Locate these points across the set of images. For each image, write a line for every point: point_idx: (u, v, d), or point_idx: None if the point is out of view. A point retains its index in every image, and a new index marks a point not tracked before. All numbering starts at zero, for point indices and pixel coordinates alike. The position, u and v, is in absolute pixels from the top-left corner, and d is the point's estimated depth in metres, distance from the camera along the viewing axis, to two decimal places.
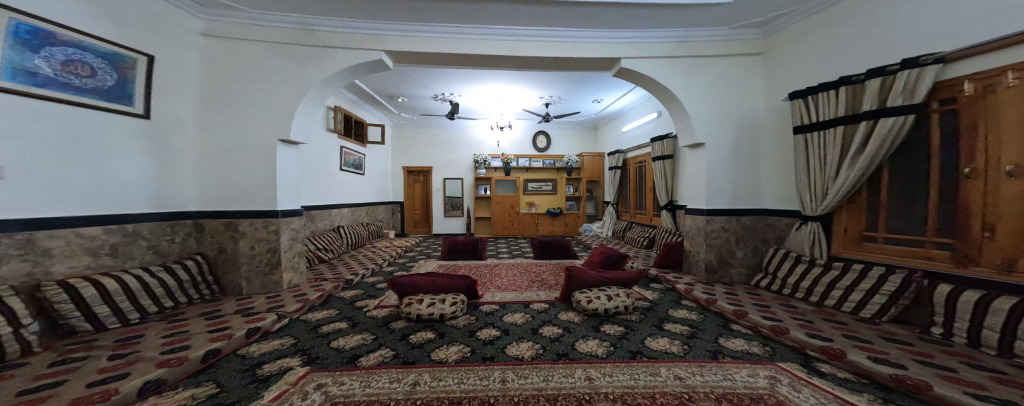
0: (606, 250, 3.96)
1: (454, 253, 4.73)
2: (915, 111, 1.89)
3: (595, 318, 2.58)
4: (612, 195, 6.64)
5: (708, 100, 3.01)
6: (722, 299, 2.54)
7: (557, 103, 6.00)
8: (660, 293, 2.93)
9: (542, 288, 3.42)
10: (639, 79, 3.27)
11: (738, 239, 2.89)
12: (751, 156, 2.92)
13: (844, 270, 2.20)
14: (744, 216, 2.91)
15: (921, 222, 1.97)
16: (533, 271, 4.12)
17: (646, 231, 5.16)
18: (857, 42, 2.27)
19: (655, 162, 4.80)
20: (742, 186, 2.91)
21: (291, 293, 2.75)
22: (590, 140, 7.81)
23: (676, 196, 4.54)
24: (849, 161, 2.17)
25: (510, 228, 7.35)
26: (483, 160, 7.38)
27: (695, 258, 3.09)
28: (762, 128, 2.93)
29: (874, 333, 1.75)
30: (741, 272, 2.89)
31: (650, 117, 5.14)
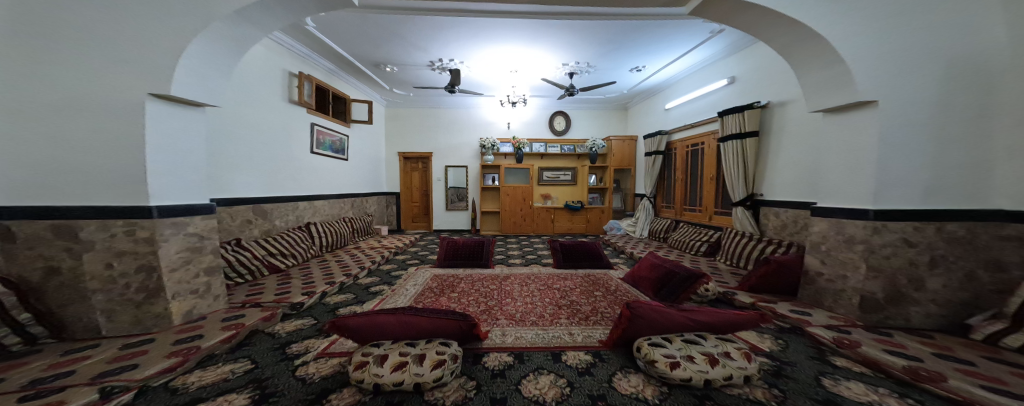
0: (664, 264, 2.84)
1: (451, 256, 3.65)
2: None
3: (684, 393, 1.51)
4: (648, 187, 5.45)
5: (900, 32, 1.87)
6: (960, 375, 1.44)
7: (585, 72, 4.79)
8: (781, 344, 1.92)
9: (575, 320, 2.31)
10: (735, 14, 2.02)
11: (934, 261, 1.93)
12: (972, 122, 1.89)
13: None
14: (955, 224, 1.92)
15: None
16: (557, 287, 3.00)
17: (701, 233, 4.01)
18: None
19: (725, 143, 3.69)
20: (948, 173, 1.92)
21: (174, 336, 1.65)
22: (618, 121, 6.59)
23: (758, 188, 3.48)
24: None
25: (521, 224, 6.20)
26: (492, 144, 6.19)
27: (834, 288, 2.14)
28: (992, 72, 1.86)
29: None
30: (932, 313, 1.92)
31: (717, 84, 3.95)
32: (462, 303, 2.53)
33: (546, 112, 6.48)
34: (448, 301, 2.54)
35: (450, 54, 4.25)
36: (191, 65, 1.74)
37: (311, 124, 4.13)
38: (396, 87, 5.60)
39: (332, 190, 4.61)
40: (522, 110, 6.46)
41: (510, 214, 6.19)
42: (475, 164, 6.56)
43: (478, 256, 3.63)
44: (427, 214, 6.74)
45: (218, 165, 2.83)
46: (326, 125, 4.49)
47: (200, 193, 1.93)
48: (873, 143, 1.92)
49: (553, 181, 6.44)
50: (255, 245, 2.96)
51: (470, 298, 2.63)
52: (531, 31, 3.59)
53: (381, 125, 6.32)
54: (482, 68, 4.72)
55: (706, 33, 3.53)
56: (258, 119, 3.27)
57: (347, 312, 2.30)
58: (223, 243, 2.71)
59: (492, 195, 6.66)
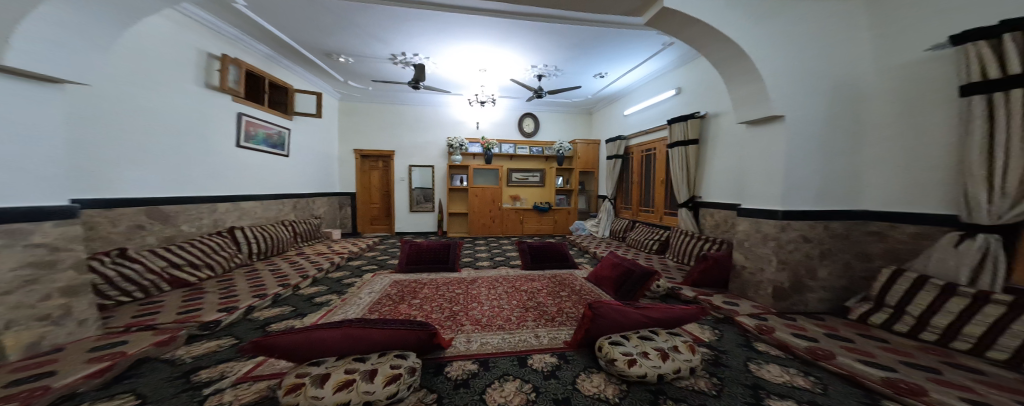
0: (623, 263, 2.94)
1: (411, 260, 3.47)
2: None
3: (641, 390, 1.55)
4: (609, 189, 5.69)
5: (799, 55, 2.20)
6: (844, 352, 1.68)
7: (554, 75, 4.88)
8: (718, 332, 2.10)
9: (541, 323, 2.29)
10: (682, 28, 2.19)
11: (823, 254, 2.27)
12: (850, 135, 2.26)
13: None
14: (836, 222, 2.28)
15: None
16: (524, 290, 2.96)
17: (655, 232, 4.27)
18: None
19: (673, 149, 3.94)
20: (834, 181, 2.27)
21: (11, 374, 1.32)
22: (583, 125, 6.80)
23: (699, 190, 3.78)
24: None
25: (490, 226, 6.12)
26: (460, 144, 6.06)
27: (753, 279, 2.43)
28: (867, 94, 2.24)
29: None
30: (823, 298, 2.27)
31: (667, 94, 4.24)
32: (423, 310, 2.40)
33: (515, 113, 6.49)
34: (404, 308, 2.40)
35: (414, 49, 4.07)
36: (36, 34, 1.42)
37: (238, 114, 3.68)
38: (352, 80, 5.25)
39: (266, 190, 4.15)
40: (492, 110, 6.41)
41: (478, 215, 6.09)
42: (441, 164, 6.38)
43: (442, 259, 3.49)
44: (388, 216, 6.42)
45: (93, 158, 2.35)
46: (259, 117, 4.04)
47: (53, 193, 1.59)
48: (782, 154, 2.21)
49: (521, 182, 6.44)
50: (151, 255, 2.52)
51: (433, 303, 2.52)
52: (501, 30, 3.52)
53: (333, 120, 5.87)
54: (451, 66, 4.59)
55: (657, 45, 3.78)
56: (159, 107, 2.81)
57: (283, 328, 2.07)
58: (95, 256, 2.21)
59: (459, 196, 6.51)
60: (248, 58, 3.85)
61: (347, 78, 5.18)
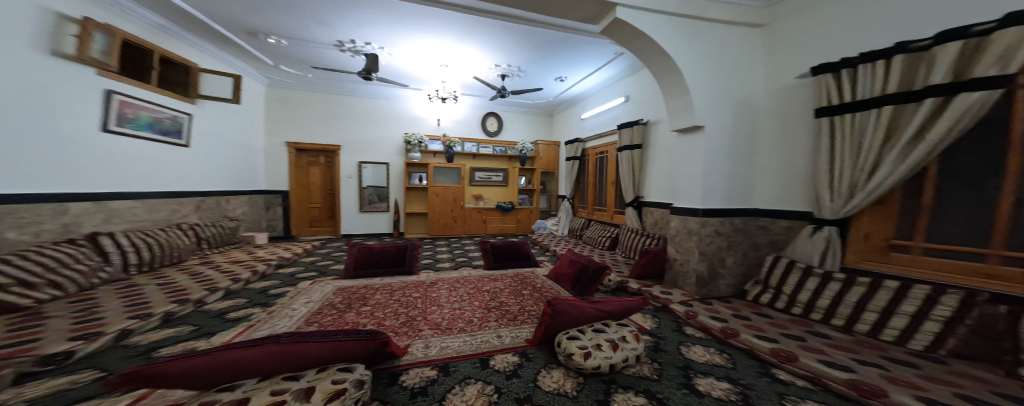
0: (580, 260, 3.07)
1: (364, 263, 3.25)
2: (1005, 85, 1.60)
3: (596, 381, 1.64)
4: (568, 189, 5.93)
5: (713, 75, 2.72)
6: (745, 329, 2.10)
7: (517, 75, 4.91)
8: (656, 320, 2.41)
9: (505, 323, 2.28)
10: (631, 39, 2.69)
11: (731, 245, 2.81)
12: (750, 145, 2.81)
13: (871, 288, 2.05)
14: (738, 218, 2.82)
15: (986, 231, 1.80)
16: (486, 290, 2.93)
17: (607, 230, 4.57)
18: (877, 8, 2.13)
19: (621, 152, 4.25)
20: (736, 183, 2.81)
21: None
22: (544, 127, 6.96)
23: (642, 191, 4.11)
24: (896, 156, 1.95)
25: (452, 226, 5.98)
26: (418, 141, 5.85)
27: (682, 269, 2.90)
28: (763, 112, 2.79)
29: (978, 386, 1.44)
30: (730, 283, 2.81)
31: (616, 101, 4.57)
32: (374, 316, 2.26)
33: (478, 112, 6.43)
34: (354, 316, 2.25)
35: (366, 37, 3.81)
36: None
37: (108, 91, 2.97)
38: (283, 64, 4.71)
39: (150, 188, 3.44)
40: (455, 108, 6.29)
41: (439, 215, 5.91)
42: (398, 162, 6.08)
43: (398, 261, 3.32)
44: (331, 217, 5.94)
45: None
46: (144, 100, 3.32)
47: None
48: (701, 156, 2.71)
49: (483, 181, 6.38)
50: None
51: (390, 307, 2.42)
52: (465, 25, 3.44)
53: (257, 109, 5.24)
54: (409, 58, 4.38)
55: (610, 53, 4.02)
56: None
57: (178, 351, 1.78)
58: None
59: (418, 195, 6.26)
60: (127, 27, 3.14)
61: (275, 62, 4.63)
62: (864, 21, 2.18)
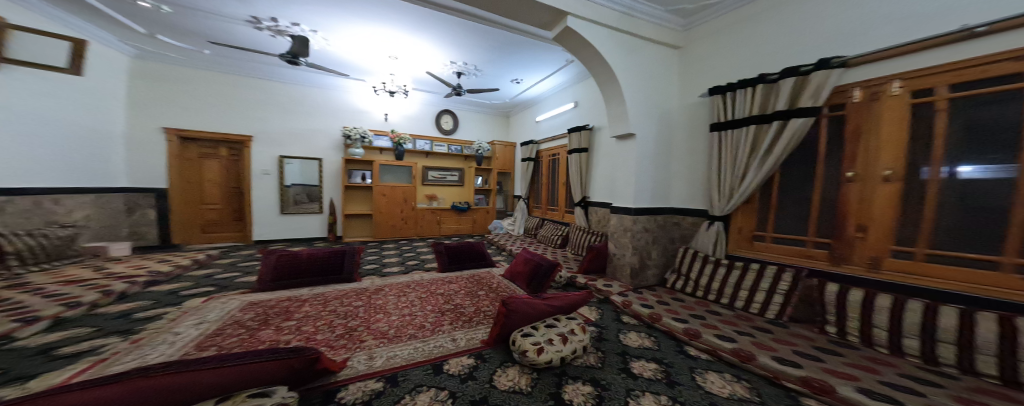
0: (534, 258, 3.15)
1: (293, 272, 2.88)
2: (813, 114, 2.21)
3: (549, 375, 1.70)
4: (523, 189, 6.03)
5: (642, 88, 3.06)
6: (665, 313, 2.43)
7: (473, 74, 4.86)
8: (600, 311, 2.62)
9: (458, 325, 2.24)
10: (581, 48, 2.89)
11: (654, 240, 3.16)
12: (667, 151, 3.19)
13: (744, 270, 2.56)
14: (661, 216, 3.20)
15: (805, 223, 2.39)
16: (440, 293, 2.84)
17: (559, 229, 4.77)
18: (757, 44, 2.63)
19: (571, 155, 4.49)
20: (658, 186, 3.17)
21: None
22: (501, 127, 6.99)
23: (589, 192, 4.35)
24: (756, 166, 2.51)
25: (401, 227, 5.67)
26: (362, 136, 5.41)
27: (619, 262, 3.21)
28: (677, 123, 3.22)
29: (806, 344, 1.94)
30: (656, 273, 3.18)
31: (567, 107, 4.82)
32: (304, 328, 2.07)
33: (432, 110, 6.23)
34: (274, 333, 1.99)
35: (294, 17, 3.41)
36: None
37: None
38: (161, 34, 3.84)
39: None
40: (406, 104, 5.98)
41: (387, 216, 5.56)
42: (334, 158, 5.58)
43: (337, 267, 3.05)
44: (236, 220, 5.16)
45: None
46: None
47: None
48: (632, 160, 3.06)
49: (437, 181, 6.17)
50: None
51: (323, 320, 2.20)
52: (419, 18, 3.30)
53: (116, 85, 4.19)
54: (348, 45, 4.02)
55: (562, 61, 4.21)
56: None
57: None
58: None
59: (363, 195, 5.83)
60: None
61: (151, 30, 3.75)
62: (743, 54, 2.72)
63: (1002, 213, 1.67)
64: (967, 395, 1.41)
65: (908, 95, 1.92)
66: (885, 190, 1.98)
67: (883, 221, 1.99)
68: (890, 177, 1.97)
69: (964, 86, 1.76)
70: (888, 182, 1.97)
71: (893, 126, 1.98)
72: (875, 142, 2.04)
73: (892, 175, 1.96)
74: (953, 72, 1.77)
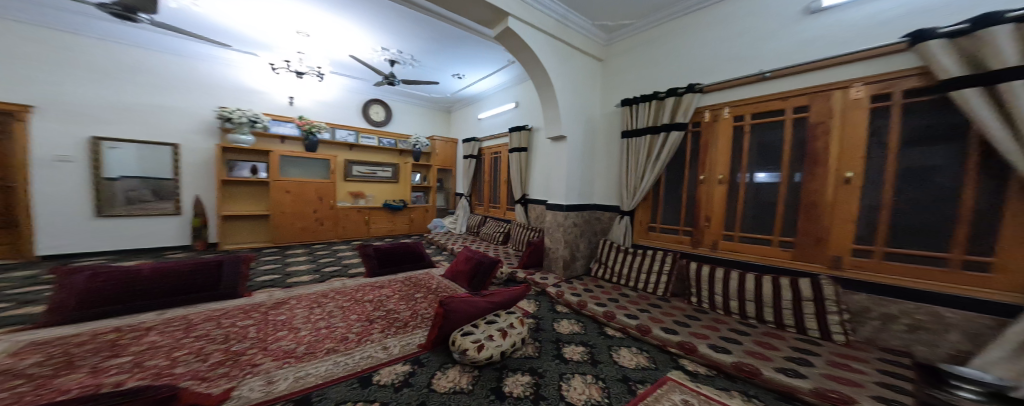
0: (475, 256, 3.10)
1: (131, 294, 2.19)
2: (679, 128, 2.78)
3: (490, 370, 1.70)
4: (465, 187, 5.91)
5: (571, 93, 3.27)
6: (588, 299, 2.67)
7: (409, 65, 4.56)
8: (537, 302, 2.73)
9: (392, 332, 2.07)
10: (518, 50, 2.94)
11: (582, 234, 3.41)
12: (590, 154, 3.50)
13: (641, 256, 2.97)
14: (587, 211, 3.49)
15: (678, 215, 2.95)
16: (369, 300, 2.59)
17: (500, 226, 4.83)
18: (654, 64, 3.07)
19: (512, 154, 4.57)
20: (584, 186, 3.44)
21: None
22: (441, 123, 6.75)
23: (528, 189, 4.49)
24: (653, 169, 2.94)
25: (315, 229, 4.97)
26: (258, 118, 4.58)
27: (553, 255, 3.39)
28: (599, 128, 3.55)
29: (681, 314, 2.37)
30: (583, 264, 3.46)
31: (507, 106, 4.89)
32: (172, 353, 1.68)
33: (357, 99, 5.67)
34: (84, 376, 1.44)
35: None
36: None
37: None
38: None
39: None
40: (318, 87, 5.26)
41: (291, 217, 4.76)
42: (201, 146, 4.48)
43: (210, 284, 2.46)
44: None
45: None
46: None
47: None
48: (564, 161, 3.27)
49: (363, 176, 5.66)
50: None
51: (183, 350, 1.72)
52: None
53: None
54: (237, 13, 3.36)
55: (504, 61, 4.25)
56: None
57: None
58: None
59: (255, 191, 4.89)
60: None
61: None
62: (635, 73, 3.21)
63: (771, 207, 2.40)
64: (761, 339, 1.98)
65: (732, 118, 2.59)
66: (716, 190, 2.67)
67: (715, 212, 2.68)
68: (721, 180, 2.64)
69: (760, 115, 2.46)
70: (721, 183, 2.64)
71: (722, 142, 2.64)
72: (712, 152, 2.70)
73: (722, 178, 2.64)
74: (754, 105, 2.46)
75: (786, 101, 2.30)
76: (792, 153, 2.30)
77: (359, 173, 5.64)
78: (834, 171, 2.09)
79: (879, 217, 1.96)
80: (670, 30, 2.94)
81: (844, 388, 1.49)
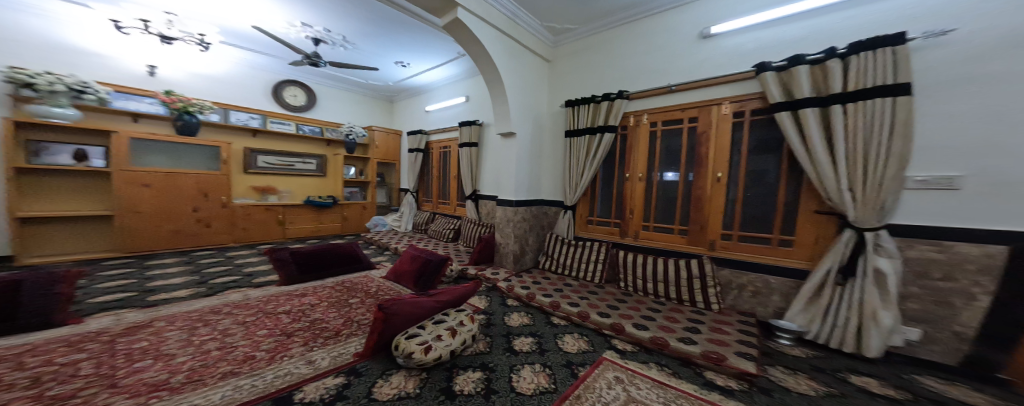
0: (421, 255, 2.92)
1: None
2: (610, 130, 2.98)
3: (439, 371, 1.61)
4: (410, 182, 5.55)
5: (520, 89, 3.25)
6: (535, 290, 2.72)
7: (342, 47, 4.08)
8: (487, 299, 2.68)
9: (319, 344, 1.81)
10: (468, 42, 2.81)
11: (530, 229, 3.46)
12: (538, 151, 3.55)
13: (579, 247, 3.15)
14: (534, 206, 3.55)
15: (609, 209, 3.20)
16: (290, 311, 2.22)
17: (450, 222, 4.65)
18: (592, 70, 3.23)
19: (462, 148, 4.41)
20: (531, 183, 3.48)
21: None
22: (382, 112, 6.24)
23: (479, 185, 4.39)
24: (590, 167, 3.11)
25: (203, 231, 4.13)
26: (82, 85, 3.28)
27: (504, 250, 3.36)
28: (546, 126, 3.62)
29: (613, 298, 2.56)
30: (532, 257, 3.52)
31: (458, 100, 4.70)
32: None
33: (260, 77, 4.81)
34: None
35: None
36: None
37: None
38: None
39: None
40: (197, 56, 4.24)
41: (159, 219, 3.82)
42: None
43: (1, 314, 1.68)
44: None
45: None
46: None
47: None
48: (513, 157, 3.26)
49: (270, 169, 4.90)
50: None
51: None
52: None
53: None
54: None
55: (454, 53, 4.07)
56: None
57: None
58: None
59: (87, 184, 3.66)
60: None
61: None
62: (579, 76, 3.33)
63: (672, 201, 2.78)
64: (668, 314, 2.27)
65: (648, 124, 2.88)
66: (636, 186, 2.97)
67: (635, 206, 2.98)
68: (642, 177, 2.94)
69: (667, 123, 2.79)
70: (640, 180, 2.95)
71: (640, 143, 2.93)
72: (635, 152, 2.97)
73: (642, 176, 2.94)
74: (664, 114, 2.78)
75: (684, 112, 2.66)
76: (686, 154, 2.68)
77: (265, 165, 4.86)
78: (711, 170, 2.54)
79: (735, 209, 2.46)
80: (607, 38, 3.12)
81: (718, 348, 1.80)
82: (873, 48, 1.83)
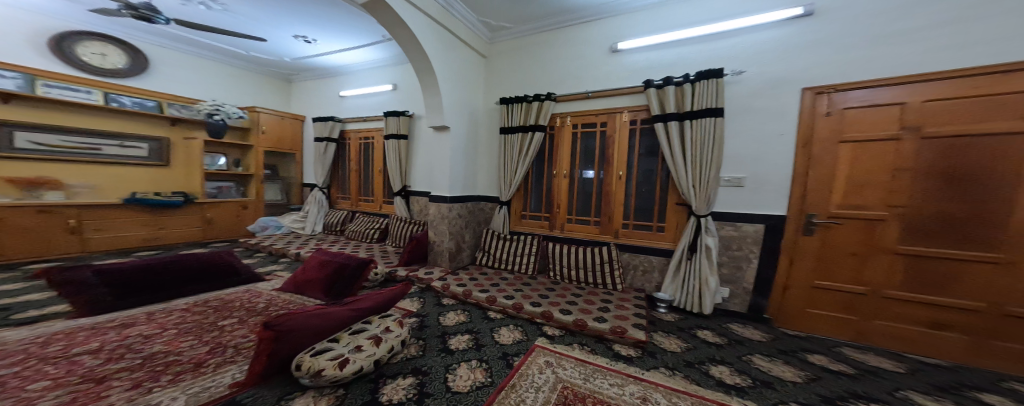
0: (335, 260, 2.53)
1: None
2: (541, 129, 3.11)
3: (360, 384, 1.43)
4: (321, 176, 4.80)
5: (454, 81, 3.10)
6: (472, 287, 2.66)
7: (218, 8, 3.24)
8: (420, 301, 2.50)
9: (177, 369, 1.34)
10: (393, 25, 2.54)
11: (467, 225, 3.38)
12: (473, 146, 3.47)
13: (513, 241, 3.22)
14: (470, 201, 3.47)
15: (538, 203, 3.36)
16: (126, 331, 1.62)
17: (373, 221, 4.21)
18: (524, 70, 3.30)
19: (387, 140, 4.01)
20: (467, 180, 3.39)
21: None
22: (276, 92, 5.29)
23: (410, 181, 4.08)
24: (523, 164, 3.20)
25: None
26: None
27: (439, 248, 3.19)
28: (481, 121, 3.56)
29: (541, 287, 2.69)
30: (467, 254, 3.43)
31: (384, 87, 4.24)
32: None
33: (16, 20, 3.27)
34: None
35: None
36: None
37: None
38: None
39: None
40: None
41: None
42: None
43: None
44: None
45: None
46: None
47: None
48: (447, 152, 3.12)
49: (37, 152, 3.38)
50: None
51: None
52: None
53: None
54: None
55: (379, 36, 3.69)
56: None
57: None
58: None
59: None
60: None
61: None
62: (512, 75, 3.37)
63: (589, 195, 3.06)
64: (584, 297, 2.51)
65: (570, 125, 3.11)
66: (561, 183, 3.19)
67: (563, 202, 3.18)
68: (565, 175, 3.17)
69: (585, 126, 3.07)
70: (563, 178, 3.18)
71: (564, 144, 3.15)
72: (562, 150, 3.16)
73: (566, 174, 3.16)
74: (583, 117, 3.04)
75: (597, 116, 2.96)
76: (599, 154, 2.99)
77: (26, 145, 3.32)
78: (614, 170, 2.91)
79: (630, 202, 2.85)
80: (533, 40, 3.25)
81: (624, 323, 2.06)
82: (706, 78, 2.38)
